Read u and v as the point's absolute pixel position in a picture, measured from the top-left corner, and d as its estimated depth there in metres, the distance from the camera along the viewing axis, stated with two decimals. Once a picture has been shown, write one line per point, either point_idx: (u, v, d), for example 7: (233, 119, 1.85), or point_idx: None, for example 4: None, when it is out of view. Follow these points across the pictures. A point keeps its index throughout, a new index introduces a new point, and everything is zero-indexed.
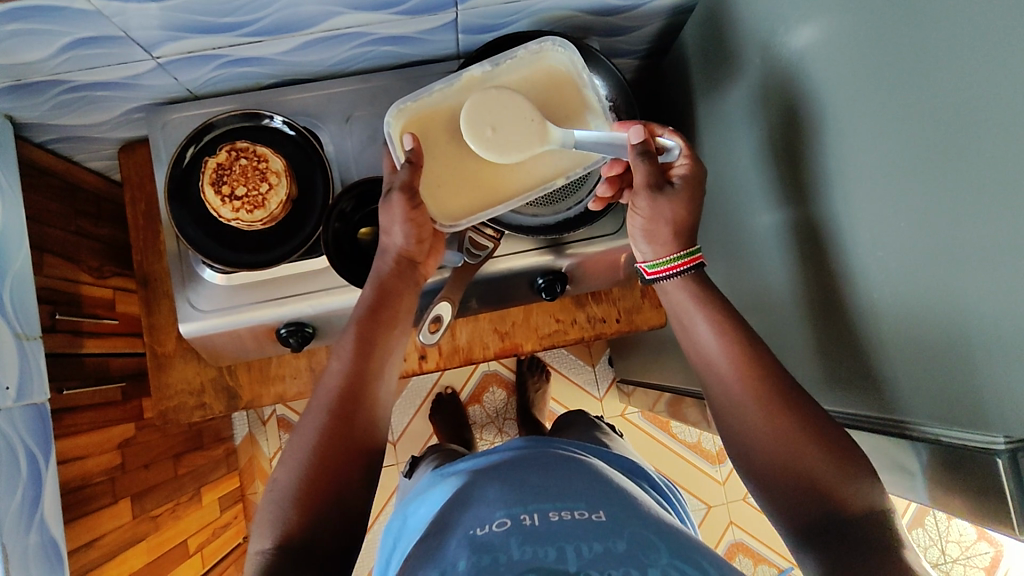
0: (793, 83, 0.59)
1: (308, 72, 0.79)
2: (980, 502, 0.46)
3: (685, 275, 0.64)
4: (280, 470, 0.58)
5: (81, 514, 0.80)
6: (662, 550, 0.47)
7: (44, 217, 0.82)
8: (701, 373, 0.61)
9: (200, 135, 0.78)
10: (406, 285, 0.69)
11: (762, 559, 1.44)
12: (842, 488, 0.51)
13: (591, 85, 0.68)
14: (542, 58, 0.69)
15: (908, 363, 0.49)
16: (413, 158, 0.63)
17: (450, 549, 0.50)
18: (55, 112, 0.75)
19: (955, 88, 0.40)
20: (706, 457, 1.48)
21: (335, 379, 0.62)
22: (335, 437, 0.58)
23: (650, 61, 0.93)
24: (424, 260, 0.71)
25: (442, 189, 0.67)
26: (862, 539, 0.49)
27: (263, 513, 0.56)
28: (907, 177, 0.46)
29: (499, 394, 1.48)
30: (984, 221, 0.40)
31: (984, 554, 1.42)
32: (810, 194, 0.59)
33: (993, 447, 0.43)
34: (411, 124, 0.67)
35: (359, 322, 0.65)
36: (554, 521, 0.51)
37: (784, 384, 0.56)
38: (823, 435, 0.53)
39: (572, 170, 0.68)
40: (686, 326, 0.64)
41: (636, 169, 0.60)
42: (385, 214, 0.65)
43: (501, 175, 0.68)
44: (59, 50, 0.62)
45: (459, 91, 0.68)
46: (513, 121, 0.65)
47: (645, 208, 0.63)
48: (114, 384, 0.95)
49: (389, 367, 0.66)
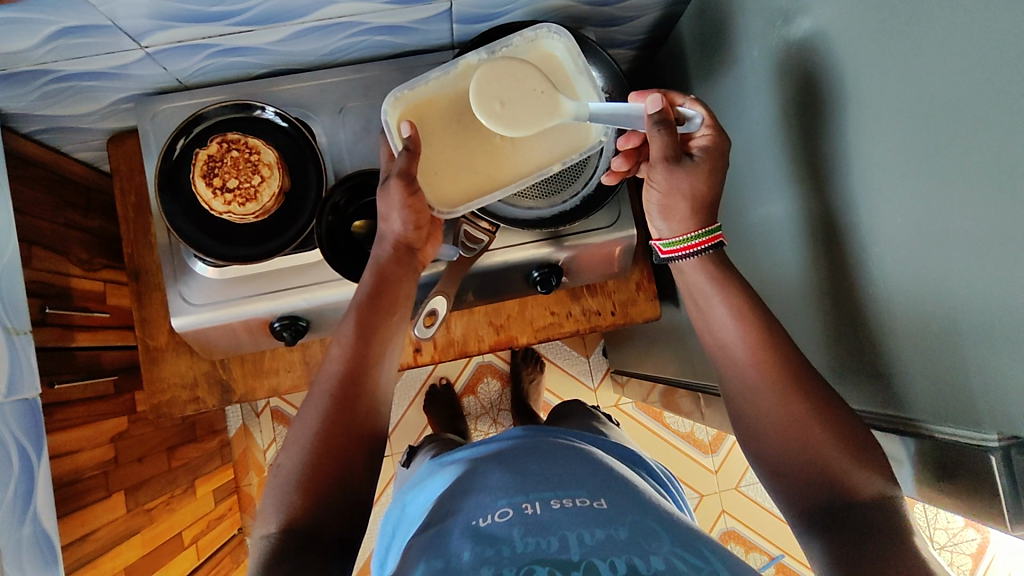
0: (793, 73, 0.59)
1: (301, 62, 0.78)
2: (965, 495, 0.48)
3: (702, 255, 0.63)
4: (283, 455, 0.58)
5: (74, 509, 0.79)
6: (664, 538, 0.47)
7: (33, 208, 0.81)
8: (716, 356, 0.62)
9: (190, 127, 0.77)
10: (404, 271, 0.68)
11: (754, 546, 1.46)
12: (847, 470, 0.52)
13: (587, 75, 0.68)
14: (538, 47, 0.68)
15: (911, 359, 0.50)
16: (409, 145, 0.62)
17: (453, 539, 0.50)
18: (42, 102, 0.73)
19: (965, 83, 0.40)
20: (700, 446, 1.49)
21: (336, 365, 0.62)
22: (337, 423, 0.58)
23: (647, 52, 0.92)
24: (423, 246, 0.70)
25: (440, 176, 0.67)
26: (862, 528, 0.49)
27: (266, 499, 0.56)
28: (909, 169, 0.46)
29: (494, 384, 1.48)
30: (985, 217, 0.40)
31: (971, 541, 1.44)
32: (812, 187, 0.59)
33: (987, 443, 0.45)
34: (408, 112, 0.67)
35: (358, 308, 0.65)
36: (556, 509, 0.51)
37: (799, 367, 0.56)
38: (832, 419, 0.54)
39: (567, 156, 0.68)
40: (703, 310, 0.63)
41: (652, 141, 0.59)
42: (383, 202, 0.64)
43: (501, 162, 0.67)
44: (45, 39, 0.61)
45: (456, 79, 0.67)
46: (524, 93, 0.63)
47: (663, 181, 0.61)
48: (106, 377, 0.94)
49: (389, 354, 0.65)
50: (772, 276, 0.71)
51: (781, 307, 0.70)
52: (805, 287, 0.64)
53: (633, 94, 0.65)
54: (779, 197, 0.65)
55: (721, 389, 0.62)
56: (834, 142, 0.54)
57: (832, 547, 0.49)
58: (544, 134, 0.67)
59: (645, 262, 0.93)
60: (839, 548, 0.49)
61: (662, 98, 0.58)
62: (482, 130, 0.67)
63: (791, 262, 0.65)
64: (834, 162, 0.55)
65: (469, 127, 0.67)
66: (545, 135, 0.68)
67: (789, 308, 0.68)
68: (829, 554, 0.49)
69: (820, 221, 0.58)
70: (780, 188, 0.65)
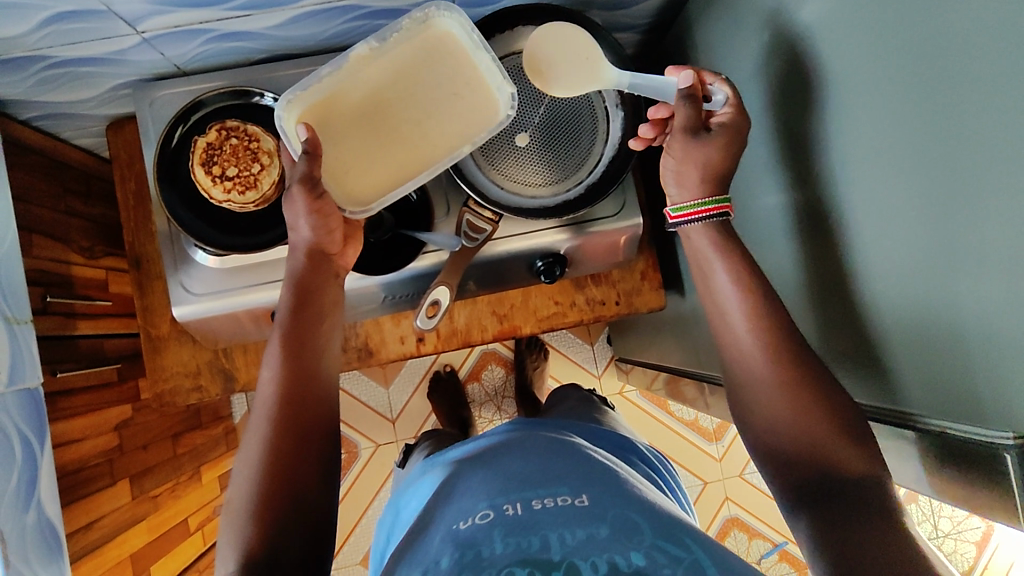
0: (803, 58, 0.57)
1: (299, 47, 0.77)
2: (980, 488, 0.47)
3: (710, 221, 0.64)
4: (232, 490, 0.56)
5: (79, 497, 0.80)
6: (645, 530, 0.47)
7: (33, 195, 0.80)
8: (721, 339, 0.62)
9: (188, 114, 0.76)
10: (325, 278, 0.67)
11: (757, 534, 1.46)
12: (830, 453, 0.53)
13: (484, 49, 0.64)
14: (431, 28, 0.65)
15: (913, 353, 0.51)
16: (310, 148, 0.59)
17: (435, 544, 0.50)
18: (39, 88, 0.72)
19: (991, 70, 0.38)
20: (703, 434, 1.49)
21: (269, 389, 0.61)
22: (278, 443, 0.58)
23: (653, 35, 0.90)
24: (341, 249, 0.69)
25: (348, 175, 0.64)
26: (848, 492, 0.51)
27: (223, 540, 0.54)
28: (928, 161, 0.45)
29: (498, 372, 1.48)
30: (1005, 213, 0.39)
31: (976, 529, 1.44)
32: (825, 176, 0.57)
33: (1003, 442, 0.44)
34: (305, 114, 0.64)
35: (282, 323, 0.64)
36: (538, 509, 0.51)
37: (803, 356, 0.57)
38: (830, 408, 0.54)
39: (477, 136, 0.65)
40: (709, 282, 0.64)
41: (676, 113, 0.61)
42: (288, 210, 0.62)
43: (412, 152, 0.64)
44: (39, 24, 0.60)
45: (349, 73, 0.65)
46: (569, 57, 0.65)
47: (680, 151, 0.63)
48: (110, 366, 0.94)
49: (323, 363, 0.65)
50: (779, 266, 0.69)
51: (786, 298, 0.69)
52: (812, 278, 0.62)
53: (670, 68, 0.62)
54: (786, 187, 0.64)
55: (723, 377, 0.62)
56: (846, 130, 0.53)
57: (825, 541, 0.49)
58: (449, 114, 0.65)
59: (650, 251, 0.92)
60: (837, 537, 0.48)
61: (694, 75, 0.60)
62: (384, 120, 0.64)
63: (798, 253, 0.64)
64: (845, 152, 0.54)
65: (371, 120, 0.64)
66: (450, 115, 0.65)
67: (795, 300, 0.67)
68: (825, 553, 0.48)
69: (831, 212, 0.57)
70: (790, 177, 0.63)
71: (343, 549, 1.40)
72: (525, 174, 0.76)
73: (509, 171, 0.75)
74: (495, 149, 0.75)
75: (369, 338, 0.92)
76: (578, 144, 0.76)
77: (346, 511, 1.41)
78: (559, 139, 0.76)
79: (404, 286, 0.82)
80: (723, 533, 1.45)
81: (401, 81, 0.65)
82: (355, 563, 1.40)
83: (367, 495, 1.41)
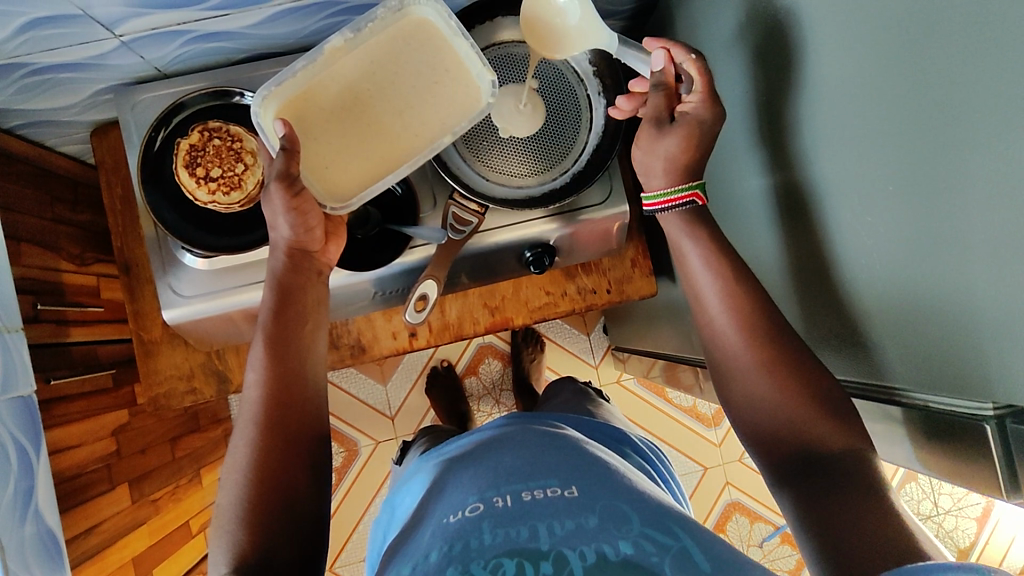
0: (783, 38, 0.57)
1: (280, 44, 0.76)
2: (964, 459, 0.48)
3: (680, 209, 0.65)
4: (222, 495, 0.56)
5: (79, 502, 0.80)
6: (633, 520, 0.47)
7: (19, 203, 0.80)
8: (703, 327, 0.63)
9: (170, 117, 0.77)
10: (307, 278, 0.68)
11: (759, 517, 1.46)
12: (814, 437, 0.54)
13: (464, 35, 0.64)
14: (408, 15, 0.65)
15: (895, 332, 0.51)
16: (288, 144, 0.60)
17: (426, 538, 0.50)
18: (21, 95, 0.72)
19: (970, 42, 0.38)
20: (702, 420, 1.49)
21: (255, 391, 0.61)
22: (266, 447, 0.58)
23: (635, 22, 0.89)
24: (322, 247, 0.69)
25: (330, 170, 0.64)
26: (835, 470, 0.51)
27: (215, 547, 0.54)
28: (907, 135, 0.44)
29: (495, 365, 1.48)
30: (982, 186, 0.39)
31: (976, 505, 1.45)
32: (807, 155, 0.57)
33: (984, 413, 0.46)
34: (283, 109, 0.64)
35: (267, 326, 0.64)
36: (527, 500, 0.51)
37: (784, 342, 0.57)
38: (810, 389, 0.55)
39: (459, 125, 0.65)
40: (693, 269, 0.64)
41: (648, 99, 0.66)
42: (267, 208, 0.62)
43: (393, 143, 0.65)
44: (18, 31, 0.59)
45: (325, 65, 0.64)
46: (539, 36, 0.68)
47: (645, 143, 0.66)
48: (104, 371, 0.95)
49: (308, 364, 0.65)
50: (764, 247, 0.70)
51: (773, 278, 0.69)
52: (798, 258, 0.63)
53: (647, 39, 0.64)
54: (771, 168, 0.64)
55: (707, 364, 0.63)
56: (827, 107, 0.53)
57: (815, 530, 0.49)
58: (430, 103, 0.65)
59: (639, 238, 0.92)
60: (820, 521, 0.49)
61: (666, 56, 0.64)
62: (364, 111, 0.64)
63: (785, 233, 0.64)
64: (826, 131, 0.54)
65: (351, 111, 0.64)
66: (431, 104, 0.65)
67: (782, 280, 0.67)
68: (817, 537, 0.48)
69: (813, 191, 0.57)
70: (773, 158, 0.63)
71: (346, 546, 1.41)
72: (511, 166, 0.76)
73: (494, 163, 0.75)
74: (479, 140, 0.75)
75: (362, 335, 0.92)
76: (562, 133, 0.77)
77: (347, 510, 1.41)
78: (544, 127, 0.76)
79: (394, 282, 0.82)
80: (723, 518, 1.46)
81: (379, 72, 0.64)
82: (358, 560, 1.41)
83: (368, 492, 1.42)
